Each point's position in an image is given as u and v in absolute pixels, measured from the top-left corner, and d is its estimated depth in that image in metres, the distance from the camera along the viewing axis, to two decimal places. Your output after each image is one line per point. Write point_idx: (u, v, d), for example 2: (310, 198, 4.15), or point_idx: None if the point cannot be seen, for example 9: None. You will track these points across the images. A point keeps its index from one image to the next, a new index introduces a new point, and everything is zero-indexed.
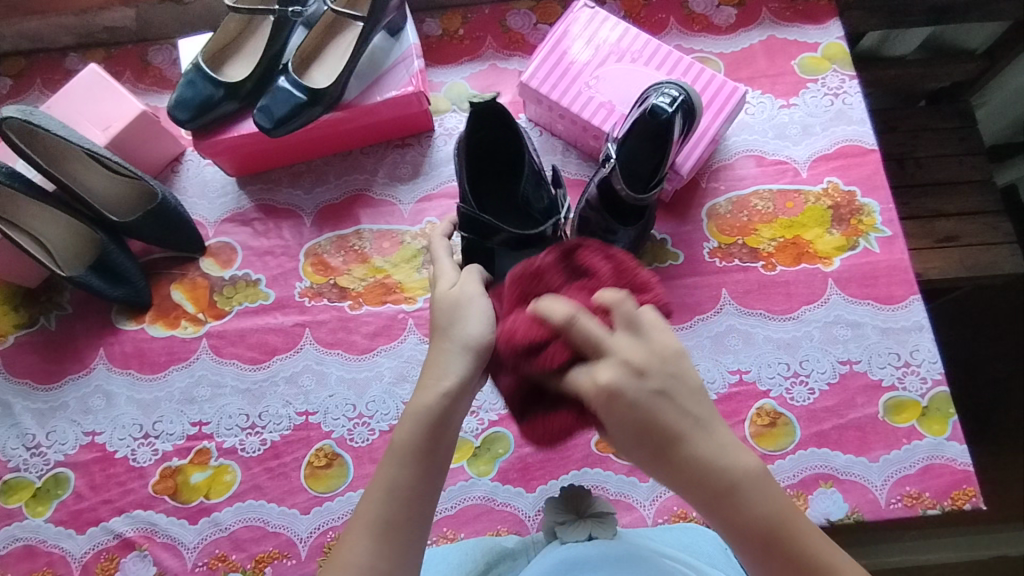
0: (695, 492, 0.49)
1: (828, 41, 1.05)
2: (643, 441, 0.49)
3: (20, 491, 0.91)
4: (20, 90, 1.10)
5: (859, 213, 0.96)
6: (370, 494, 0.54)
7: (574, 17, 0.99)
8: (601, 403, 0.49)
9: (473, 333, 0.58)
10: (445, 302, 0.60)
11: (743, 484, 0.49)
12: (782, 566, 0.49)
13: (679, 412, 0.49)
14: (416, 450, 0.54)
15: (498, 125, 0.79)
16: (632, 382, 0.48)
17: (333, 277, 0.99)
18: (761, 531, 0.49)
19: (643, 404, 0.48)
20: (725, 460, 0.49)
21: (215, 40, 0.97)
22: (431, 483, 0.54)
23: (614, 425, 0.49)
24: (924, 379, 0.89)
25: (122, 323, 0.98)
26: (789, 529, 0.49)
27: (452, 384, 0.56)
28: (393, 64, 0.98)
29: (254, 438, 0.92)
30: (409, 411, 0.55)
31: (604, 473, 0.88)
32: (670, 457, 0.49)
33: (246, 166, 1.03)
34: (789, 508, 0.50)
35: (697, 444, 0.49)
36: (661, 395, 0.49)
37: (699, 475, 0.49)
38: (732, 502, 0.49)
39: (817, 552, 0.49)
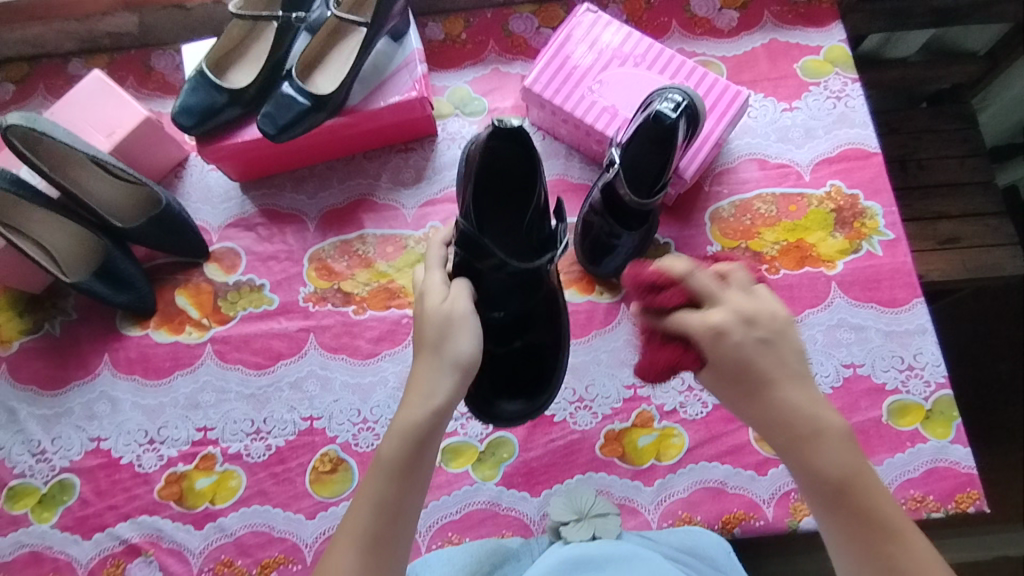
0: (775, 433, 0.53)
1: (830, 44, 1.05)
2: (732, 376, 0.53)
3: (26, 497, 0.91)
4: (23, 96, 1.10)
5: (862, 216, 0.97)
6: (357, 507, 0.55)
7: (577, 21, 1.00)
8: (704, 339, 0.53)
9: (464, 351, 0.59)
10: (436, 319, 0.60)
11: (829, 438, 0.52)
12: (849, 517, 0.51)
13: (777, 361, 0.53)
14: (401, 466, 0.55)
15: (513, 149, 0.74)
16: (739, 328, 0.53)
17: (337, 282, 0.99)
18: (832, 486, 0.51)
19: (747, 349, 0.52)
20: (814, 410, 0.52)
21: (218, 46, 0.98)
22: (413, 499, 0.55)
23: (717, 365, 0.53)
24: (928, 382, 0.89)
25: (126, 328, 0.99)
26: (861, 486, 0.51)
27: (440, 402, 0.57)
28: (397, 69, 0.98)
29: (259, 443, 0.92)
30: (397, 427, 0.57)
31: (608, 478, 0.88)
32: (758, 398, 0.53)
33: (249, 171, 1.03)
34: (868, 473, 0.52)
35: (789, 393, 0.52)
36: (763, 343, 0.53)
37: (783, 422, 0.52)
38: (811, 449, 0.52)
39: (884, 511, 0.51)
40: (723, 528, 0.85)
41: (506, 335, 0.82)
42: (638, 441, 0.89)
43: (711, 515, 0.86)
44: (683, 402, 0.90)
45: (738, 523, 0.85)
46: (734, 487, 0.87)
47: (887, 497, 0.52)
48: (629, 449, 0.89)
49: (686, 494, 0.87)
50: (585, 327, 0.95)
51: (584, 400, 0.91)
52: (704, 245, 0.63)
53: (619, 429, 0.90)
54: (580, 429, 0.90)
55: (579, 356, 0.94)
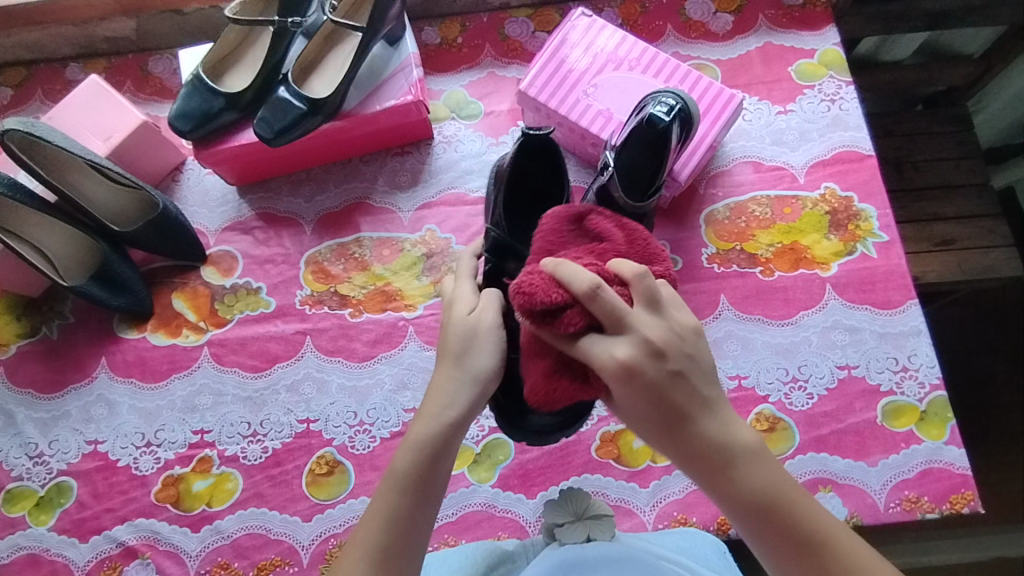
0: (694, 463, 0.52)
1: (824, 47, 1.05)
2: (646, 411, 0.52)
3: (23, 500, 0.92)
4: (21, 101, 1.11)
5: (857, 218, 0.97)
6: (365, 522, 0.54)
7: (572, 25, 1.00)
8: (615, 377, 0.51)
9: (485, 365, 0.59)
10: (462, 331, 0.60)
11: (747, 460, 0.52)
12: (786, 542, 0.50)
13: (690, 393, 0.52)
14: (414, 477, 0.55)
15: (541, 165, 0.80)
16: (650, 362, 0.51)
17: (334, 284, 0.99)
18: (761, 509, 0.51)
19: (656, 383, 0.51)
20: (727, 430, 0.52)
21: (216, 51, 0.98)
22: (423, 512, 0.54)
23: (627, 399, 0.52)
24: (922, 383, 0.90)
25: (124, 332, 0.99)
26: (789, 507, 0.51)
27: (458, 414, 0.57)
28: (393, 72, 0.99)
29: (256, 446, 0.93)
30: (411, 438, 0.56)
31: (604, 479, 0.88)
32: (670, 427, 0.52)
33: (246, 174, 1.04)
34: (794, 492, 0.52)
35: (706, 425, 0.52)
36: (675, 376, 0.52)
37: (705, 453, 0.51)
38: (733, 472, 0.51)
39: (818, 530, 0.50)
40: (719, 530, 0.86)
41: (534, 341, 0.71)
42: (634, 442, 0.90)
43: (707, 517, 0.86)
44: None
45: (734, 524, 0.86)
46: None
47: (818, 515, 0.51)
48: (625, 451, 0.89)
49: (682, 495, 0.87)
50: None
51: None
52: (607, 224, 0.61)
53: (615, 430, 0.90)
54: (576, 431, 0.91)
55: None
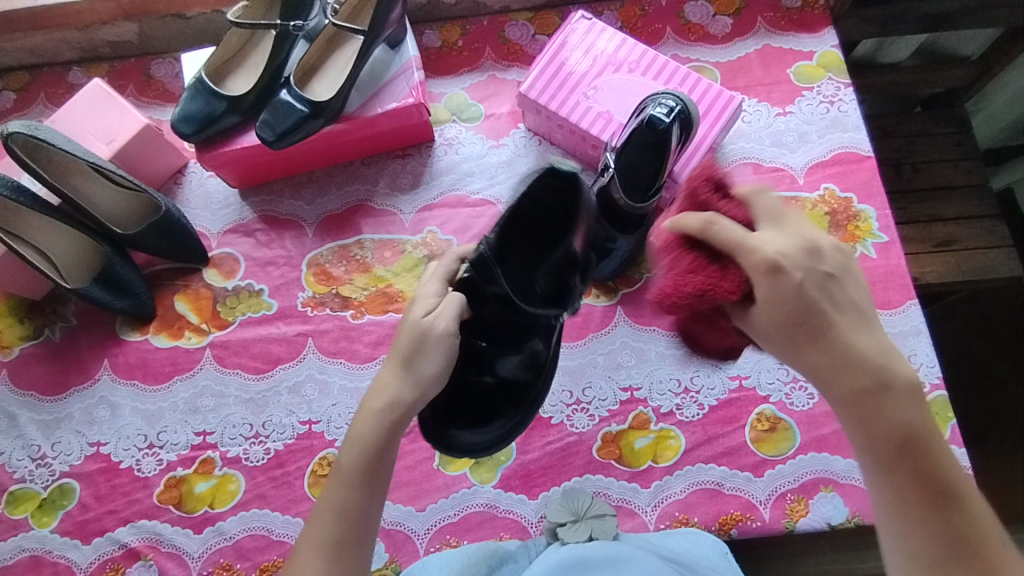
0: (843, 382, 0.52)
1: (823, 49, 1.06)
2: (791, 318, 0.52)
3: (25, 502, 0.92)
4: (23, 104, 1.11)
5: (856, 219, 0.97)
6: (320, 516, 0.60)
7: (572, 28, 1.01)
8: (761, 271, 0.53)
9: (429, 370, 0.63)
10: (412, 334, 0.64)
11: (897, 392, 0.52)
12: (912, 473, 0.51)
13: (842, 305, 0.53)
14: (361, 474, 0.60)
15: (567, 188, 0.70)
16: (804, 260, 0.53)
17: (336, 286, 1.00)
18: (902, 439, 0.51)
19: (811, 283, 0.53)
20: (883, 356, 0.52)
21: (218, 54, 0.99)
22: (376, 499, 0.61)
23: (765, 297, 0.53)
24: (922, 383, 0.90)
25: (126, 334, 0.99)
26: (927, 442, 0.52)
27: (398, 411, 0.62)
28: (394, 75, 0.99)
29: (258, 447, 0.93)
30: (357, 434, 0.62)
31: (606, 480, 0.89)
32: (820, 340, 0.52)
33: (249, 177, 1.04)
34: (933, 433, 0.52)
35: (858, 342, 0.52)
36: (829, 284, 0.53)
37: (855, 372, 0.52)
38: (884, 396, 0.51)
39: (946, 471, 0.51)
40: (720, 530, 0.86)
41: (483, 362, 0.78)
42: (636, 443, 0.90)
43: (708, 517, 0.86)
44: (679, 404, 0.91)
45: (736, 524, 0.86)
46: (731, 488, 0.87)
47: (949, 458, 0.52)
48: (626, 451, 0.90)
49: (684, 495, 0.87)
50: (580, 330, 0.96)
51: (581, 402, 0.92)
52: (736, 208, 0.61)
53: (617, 430, 0.91)
54: (578, 432, 0.91)
55: (576, 359, 0.94)
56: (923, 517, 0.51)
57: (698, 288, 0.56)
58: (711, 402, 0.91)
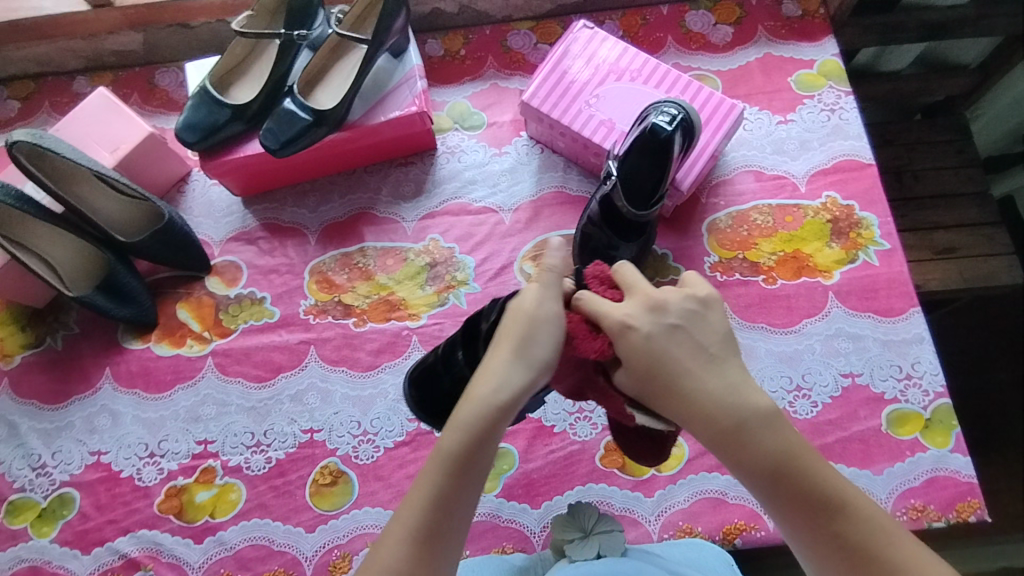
0: (704, 430, 0.53)
1: (823, 58, 1.07)
2: (645, 376, 0.54)
3: (26, 511, 0.91)
4: (28, 113, 1.12)
5: (858, 226, 0.97)
6: (407, 504, 0.54)
7: (574, 37, 1.01)
8: (614, 334, 0.55)
9: (547, 356, 0.56)
10: (526, 321, 0.56)
11: (755, 425, 0.53)
12: (790, 500, 0.52)
13: (689, 350, 0.55)
14: (455, 462, 0.54)
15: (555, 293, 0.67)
16: (648, 314, 0.55)
17: (338, 294, 1.00)
18: (773, 473, 0.52)
19: (656, 337, 0.55)
20: (739, 395, 0.54)
21: (221, 64, 0.99)
22: (472, 490, 0.55)
23: (626, 358, 0.55)
24: (926, 391, 0.90)
25: (128, 342, 0.99)
26: (801, 469, 0.52)
27: (507, 397, 0.55)
28: (397, 84, 1.00)
29: (259, 456, 0.93)
30: (461, 417, 0.55)
31: (609, 489, 0.88)
32: (674, 390, 0.54)
33: (251, 185, 1.04)
34: (806, 455, 0.53)
35: (709, 383, 0.54)
36: (672, 331, 0.55)
37: (711, 416, 0.53)
38: (746, 437, 0.53)
39: (827, 487, 0.52)
40: (724, 539, 0.85)
41: None
42: None
43: (712, 526, 0.86)
44: None
45: (740, 534, 0.85)
46: (734, 498, 0.87)
47: (828, 474, 0.53)
48: (629, 460, 0.89)
49: (687, 504, 0.87)
50: None
51: (584, 410, 0.91)
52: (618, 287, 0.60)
53: None
54: (580, 440, 0.90)
55: None
56: (815, 538, 0.52)
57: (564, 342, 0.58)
58: None
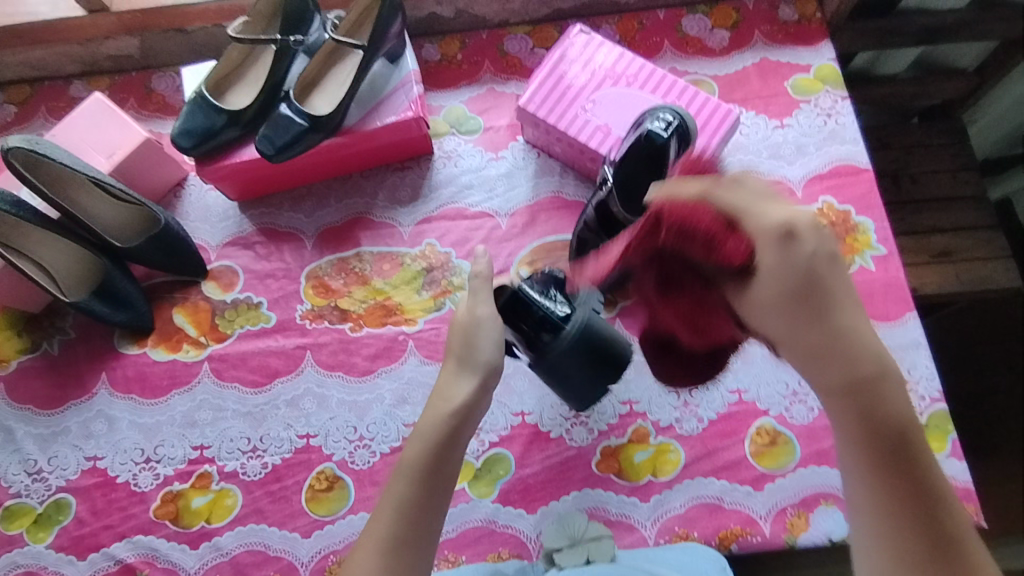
0: (841, 366, 0.52)
1: (819, 62, 1.06)
2: (801, 296, 0.52)
3: (21, 517, 0.91)
4: (24, 118, 1.12)
5: (854, 231, 0.97)
6: (381, 513, 0.62)
7: (570, 42, 1.01)
8: (769, 240, 0.52)
9: (488, 358, 0.69)
10: (464, 331, 0.70)
11: (888, 379, 0.52)
12: (899, 463, 0.51)
13: (848, 285, 0.52)
14: (424, 466, 0.64)
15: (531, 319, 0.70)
16: (814, 235, 0.52)
17: (334, 299, 1.00)
18: (895, 434, 0.51)
19: (819, 259, 0.51)
20: (882, 352, 0.53)
21: (218, 69, 0.99)
22: (439, 496, 0.64)
23: (772, 267, 0.52)
24: (923, 397, 0.90)
25: (124, 347, 0.99)
26: (918, 441, 0.52)
27: (459, 405, 0.67)
28: (393, 89, 1.00)
29: (255, 462, 0.92)
30: (422, 430, 0.67)
31: (605, 494, 0.88)
32: (823, 318, 0.52)
33: (248, 190, 1.04)
34: (922, 431, 0.53)
35: (856, 326, 0.52)
36: (838, 263, 0.52)
37: (850, 353, 0.52)
38: (881, 390, 0.52)
39: (933, 467, 0.52)
40: (720, 545, 0.85)
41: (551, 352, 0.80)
42: (635, 457, 0.89)
43: (708, 532, 0.86)
44: (679, 418, 0.91)
45: (736, 539, 0.85)
46: (731, 503, 0.87)
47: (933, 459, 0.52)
48: (625, 465, 0.89)
49: (683, 510, 0.87)
50: None
51: (580, 416, 0.91)
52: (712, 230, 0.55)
53: (615, 444, 0.90)
54: (576, 445, 0.90)
55: None
56: (907, 518, 0.51)
57: (695, 238, 0.55)
58: (709, 416, 0.90)
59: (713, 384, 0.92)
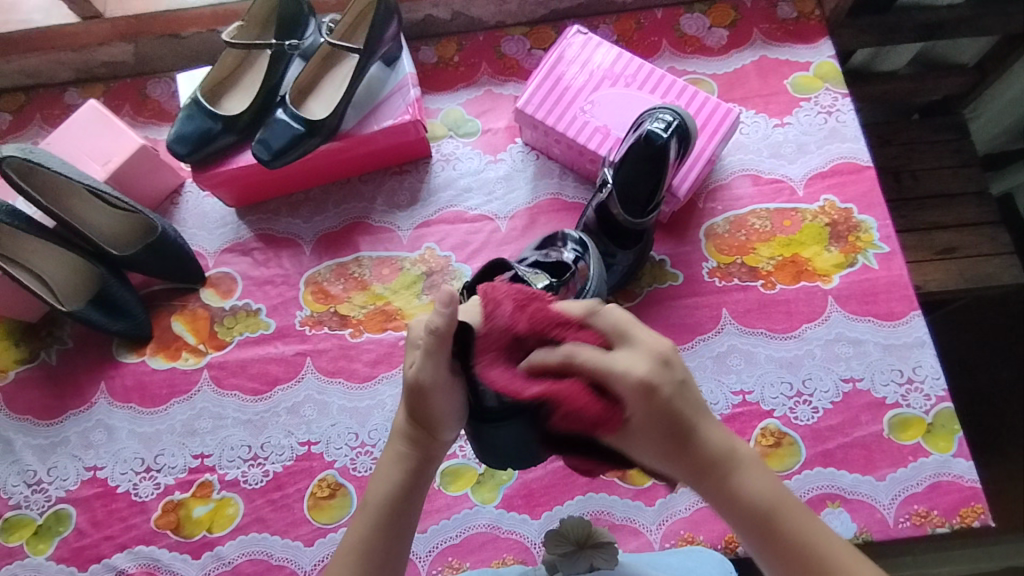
0: (699, 475, 0.56)
1: (819, 60, 1.06)
2: (658, 432, 0.54)
3: (21, 529, 0.91)
4: (19, 126, 1.11)
5: (857, 230, 0.97)
6: (341, 554, 0.59)
7: (568, 43, 1.01)
8: (634, 396, 0.52)
9: (443, 415, 0.59)
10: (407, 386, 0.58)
11: (745, 468, 0.56)
12: (783, 551, 0.54)
13: (692, 401, 0.55)
14: (384, 510, 0.60)
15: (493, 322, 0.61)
16: (661, 374, 0.53)
17: (334, 305, 0.99)
18: (761, 521, 0.54)
19: (672, 394, 0.54)
20: (729, 439, 0.57)
21: (213, 74, 0.98)
22: (404, 538, 0.61)
23: (639, 415, 0.53)
24: (928, 396, 0.89)
25: (122, 356, 0.98)
26: (788, 517, 0.55)
27: (419, 454, 0.62)
28: (390, 93, 0.99)
29: (256, 470, 0.92)
30: (385, 470, 0.62)
31: (609, 498, 0.87)
32: (681, 439, 0.54)
33: (246, 196, 1.04)
34: (791, 501, 0.56)
35: (705, 431, 0.56)
36: (682, 384, 0.55)
37: (707, 459, 0.55)
38: (734, 483, 0.55)
39: (814, 538, 0.54)
40: (726, 548, 0.84)
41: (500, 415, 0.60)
42: None
43: (714, 535, 0.85)
44: None
45: (742, 542, 0.84)
46: None
47: (812, 527, 0.55)
48: (629, 469, 0.88)
49: (688, 513, 0.86)
50: None
51: None
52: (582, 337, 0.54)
53: None
54: None
55: None
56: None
57: (582, 419, 0.50)
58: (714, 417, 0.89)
59: (716, 385, 0.91)
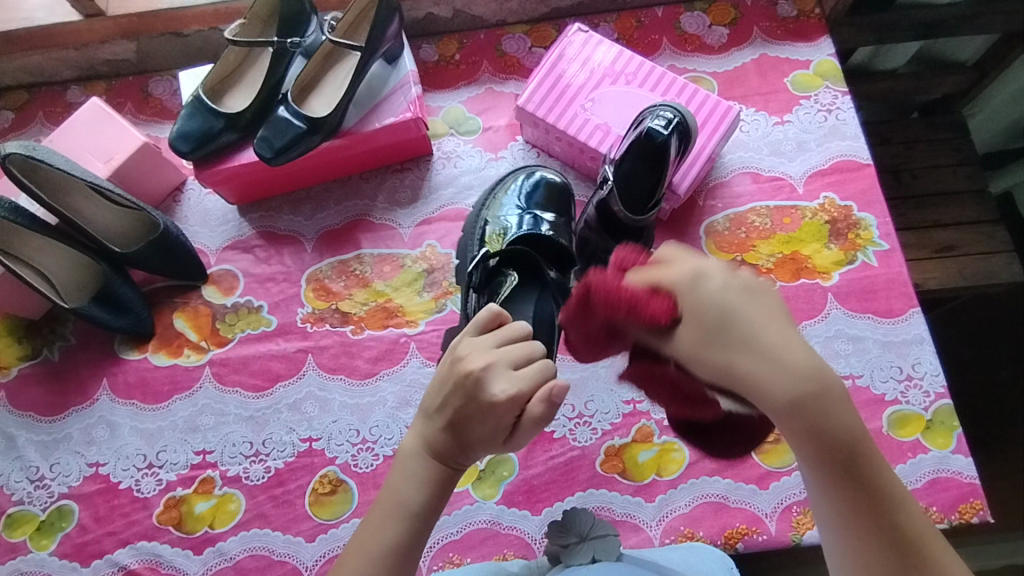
0: (782, 397, 0.43)
1: (819, 58, 1.06)
2: (718, 339, 0.43)
3: (23, 524, 0.91)
4: (21, 123, 1.11)
5: (857, 227, 0.97)
6: (362, 553, 0.56)
7: (569, 40, 1.01)
8: (686, 289, 0.45)
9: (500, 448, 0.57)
10: (483, 428, 0.54)
11: (833, 401, 0.44)
12: (851, 487, 0.45)
13: (774, 314, 0.44)
14: (405, 511, 0.57)
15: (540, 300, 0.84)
16: (731, 279, 0.45)
17: (335, 302, 0.99)
18: (840, 457, 0.44)
19: (733, 294, 0.44)
20: (815, 362, 0.44)
21: (215, 72, 0.99)
22: (425, 537, 0.58)
23: (696, 313, 0.44)
24: (927, 392, 0.89)
25: (124, 352, 0.99)
26: (863, 453, 0.45)
27: (449, 471, 0.58)
28: (392, 90, 0.99)
29: (258, 466, 0.92)
30: (411, 471, 0.58)
31: (610, 494, 0.88)
32: (750, 352, 0.43)
33: (247, 194, 1.04)
34: (868, 442, 0.45)
35: (794, 351, 0.43)
36: (751, 292, 0.44)
37: (795, 385, 0.43)
38: (821, 416, 0.43)
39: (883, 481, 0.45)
40: (726, 544, 0.85)
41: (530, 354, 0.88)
42: (638, 456, 0.89)
43: (713, 531, 0.85)
44: None
45: (742, 538, 0.85)
46: (736, 501, 0.86)
47: (882, 468, 0.46)
48: (629, 465, 0.89)
49: (688, 509, 0.86)
50: None
51: (583, 416, 0.91)
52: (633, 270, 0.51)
53: (619, 444, 0.90)
54: (580, 446, 0.90)
55: (577, 372, 0.93)
56: (868, 532, 0.45)
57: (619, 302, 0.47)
58: None
59: None
